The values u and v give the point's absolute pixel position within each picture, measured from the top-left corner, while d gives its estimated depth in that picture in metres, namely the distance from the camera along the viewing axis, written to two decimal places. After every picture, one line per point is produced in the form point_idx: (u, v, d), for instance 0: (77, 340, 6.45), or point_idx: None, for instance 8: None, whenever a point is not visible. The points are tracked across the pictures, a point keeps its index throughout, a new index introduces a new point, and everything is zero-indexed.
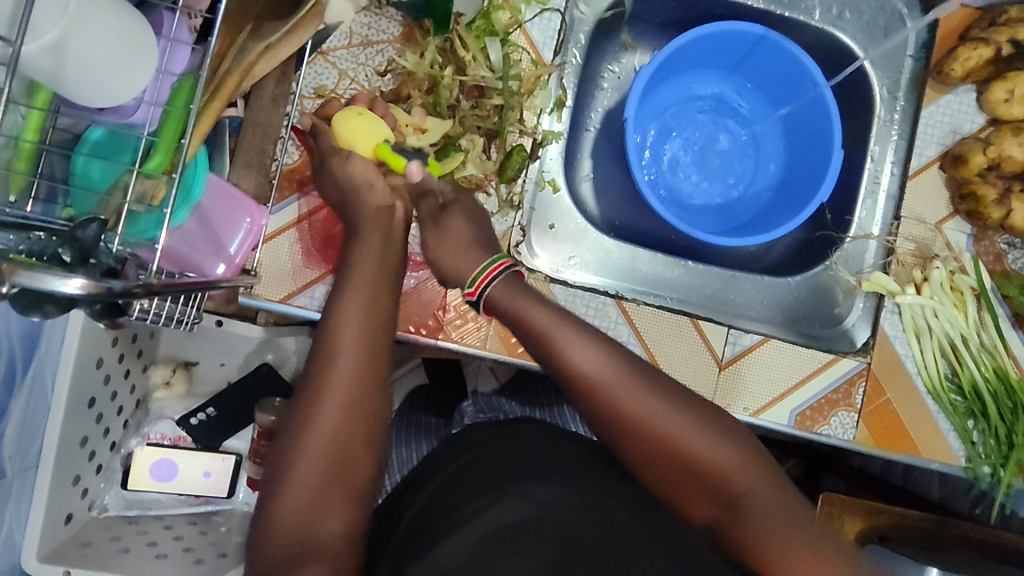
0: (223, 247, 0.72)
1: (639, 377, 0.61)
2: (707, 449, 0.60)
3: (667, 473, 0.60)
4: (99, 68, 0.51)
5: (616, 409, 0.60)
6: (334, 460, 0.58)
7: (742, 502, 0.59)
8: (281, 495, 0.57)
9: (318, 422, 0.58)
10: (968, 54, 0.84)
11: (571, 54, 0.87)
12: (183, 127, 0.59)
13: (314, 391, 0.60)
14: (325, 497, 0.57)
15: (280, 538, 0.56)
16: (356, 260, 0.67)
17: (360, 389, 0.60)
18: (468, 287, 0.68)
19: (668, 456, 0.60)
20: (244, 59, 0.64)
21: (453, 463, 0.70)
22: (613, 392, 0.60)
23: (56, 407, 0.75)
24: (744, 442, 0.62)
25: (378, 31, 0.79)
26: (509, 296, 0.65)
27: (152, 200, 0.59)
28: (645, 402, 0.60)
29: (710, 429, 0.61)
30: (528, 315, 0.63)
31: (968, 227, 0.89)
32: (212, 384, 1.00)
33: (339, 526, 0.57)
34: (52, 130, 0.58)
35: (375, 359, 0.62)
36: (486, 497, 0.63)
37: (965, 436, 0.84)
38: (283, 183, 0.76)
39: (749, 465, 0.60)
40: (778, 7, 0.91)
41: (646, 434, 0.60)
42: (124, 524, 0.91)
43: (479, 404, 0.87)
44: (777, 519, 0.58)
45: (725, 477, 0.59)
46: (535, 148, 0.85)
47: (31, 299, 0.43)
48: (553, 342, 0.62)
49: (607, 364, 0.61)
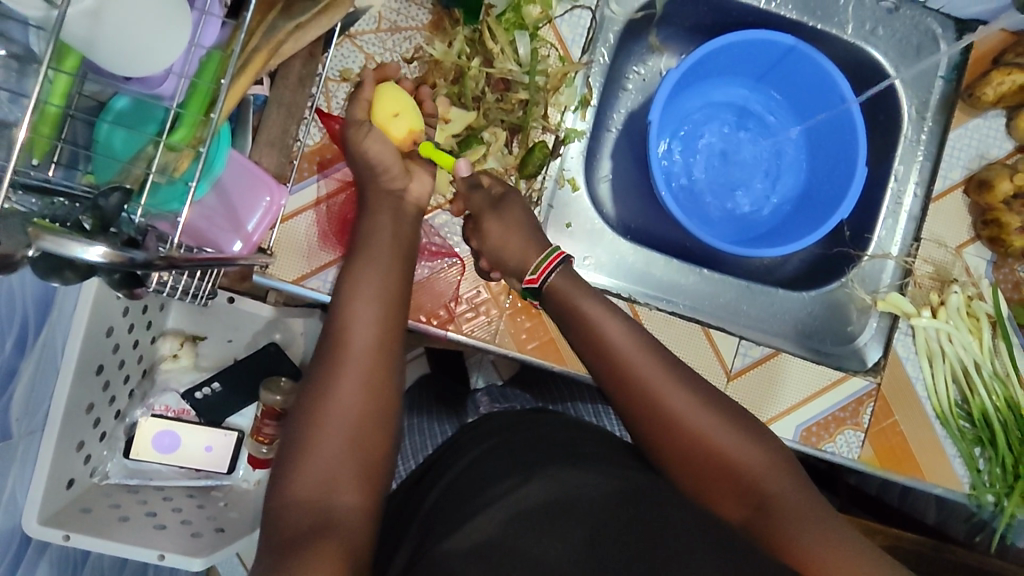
0: (241, 225, 0.72)
1: (672, 373, 0.65)
2: (733, 444, 0.63)
3: (693, 467, 0.63)
4: (133, 36, 0.50)
5: (646, 393, 0.64)
6: (353, 435, 0.59)
7: (770, 500, 0.61)
8: (302, 468, 0.57)
9: (336, 398, 0.59)
10: (1001, 79, 0.83)
11: (599, 53, 0.86)
12: (210, 101, 0.59)
13: (331, 368, 0.61)
14: (343, 472, 0.57)
15: (299, 511, 0.55)
16: (378, 245, 0.69)
17: (375, 367, 0.62)
18: (529, 274, 0.71)
19: (696, 447, 0.63)
20: (273, 37, 0.63)
21: (463, 458, 0.70)
22: (649, 382, 0.64)
23: (65, 371, 0.76)
24: (770, 446, 0.64)
25: (407, 18, 0.79)
26: (568, 286, 0.70)
27: (175, 172, 0.59)
28: (677, 391, 0.64)
29: (738, 429, 0.64)
30: (573, 299, 0.69)
31: (988, 253, 0.88)
32: (217, 359, 1.01)
33: (355, 502, 0.57)
34: (79, 96, 0.58)
35: (390, 341, 0.64)
36: (512, 480, 0.60)
37: (971, 463, 0.84)
38: (304, 164, 0.77)
39: (776, 466, 0.63)
40: (811, 19, 0.90)
41: (672, 423, 0.63)
42: (125, 493, 0.91)
43: (494, 396, 0.91)
44: (809, 518, 0.59)
45: (752, 475, 0.62)
46: (557, 146, 0.84)
47: (52, 265, 0.43)
48: (599, 328, 0.67)
49: (644, 355, 0.66)
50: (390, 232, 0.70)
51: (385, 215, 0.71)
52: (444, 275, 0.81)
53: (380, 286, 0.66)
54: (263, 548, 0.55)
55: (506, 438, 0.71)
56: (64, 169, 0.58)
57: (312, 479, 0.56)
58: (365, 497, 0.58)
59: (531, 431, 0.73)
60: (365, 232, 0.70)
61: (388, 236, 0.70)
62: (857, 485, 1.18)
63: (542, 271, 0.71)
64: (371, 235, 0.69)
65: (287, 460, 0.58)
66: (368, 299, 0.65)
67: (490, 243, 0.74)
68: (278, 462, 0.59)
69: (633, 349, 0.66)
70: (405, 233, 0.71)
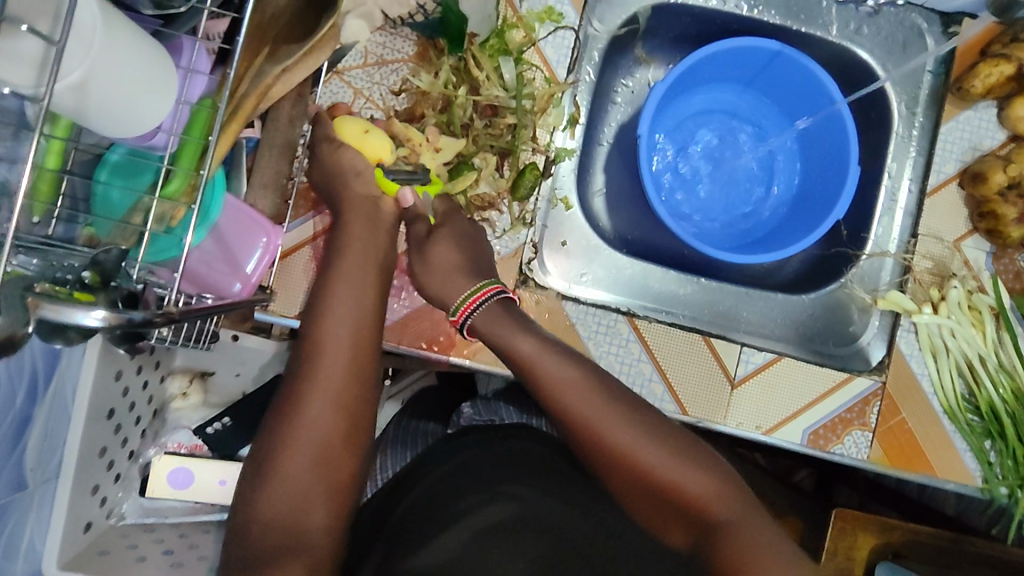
0: (240, 267, 0.72)
1: (615, 404, 0.66)
2: (680, 474, 0.63)
3: (638, 496, 0.65)
4: (123, 97, 0.48)
5: (593, 429, 0.65)
6: (326, 457, 0.61)
7: (720, 529, 0.61)
8: (274, 486, 0.60)
9: (302, 425, 0.61)
10: (988, 71, 0.82)
11: (584, 72, 0.87)
12: (200, 155, 0.59)
13: (304, 389, 0.62)
14: (315, 491, 0.60)
15: (271, 531, 0.59)
16: (345, 265, 0.70)
17: (348, 387, 0.63)
18: (452, 315, 0.73)
19: (641, 478, 0.64)
20: (261, 81, 0.64)
21: (441, 467, 0.75)
22: (591, 415, 0.65)
23: (76, 420, 0.76)
24: (720, 471, 0.65)
25: (393, 50, 0.80)
26: (489, 322, 0.70)
27: (172, 220, 0.60)
28: (616, 426, 0.65)
29: (685, 457, 0.65)
30: (500, 335, 0.69)
31: (988, 245, 0.88)
32: (226, 394, 1.04)
33: (325, 522, 0.60)
34: (76, 151, 0.59)
35: (364, 363, 0.66)
36: (481, 495, 0.68)
37: (981, 457, 0.83)
38: (299, 201, 0.80)
39: (725, 492, 0.63)
40: (795, 22, 0.90)
41: (618, 455, 0.64)
42: (141, 532, 0.92)
43: (477, 408, 0.92)
44: (754, 546, 0.60)
45: (701, 502, 0.63)
46: (548, 166, 0.85)
47: (53, 327, 0.44)
48: (538, 367, 0.67)
49: (586, 385, 0.66)
50: (378, 264, 0.71)
51: (379, 243, 0.72)
52: None
53: (353, 309, 0.67)
54: (236, 560, 0.59)
55: (509, 464, 0.73)
56: (64, 223, 0.58)
57: (277, 503, 0.59)
58: (334, 517, 0.61)
59: (533, 460, 0.75)
60: (336, 248, 0.71)
61: (369, 261, 0.70)
62: (875, 478, 1.19)
63: (463, 313, 0.71)
64: (348, 254, 0.70)
65: (261, 477, 0.60)
66: (339, 322, 0.66)
67: (474, 267, 0.74)
68: (251, 477, 0.61)
69: (574, 387, 0.66)
70: (382, 249, 0.72)
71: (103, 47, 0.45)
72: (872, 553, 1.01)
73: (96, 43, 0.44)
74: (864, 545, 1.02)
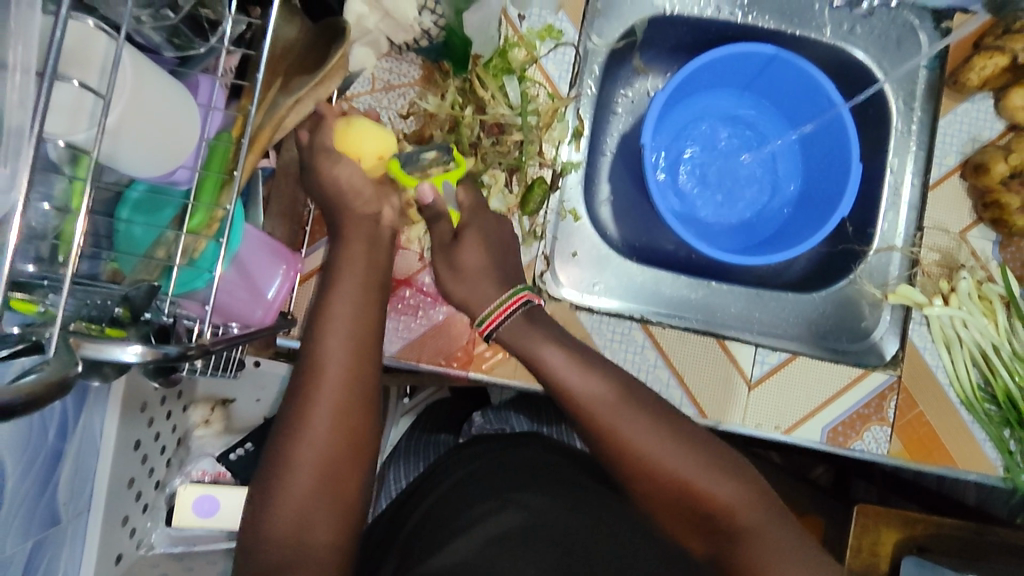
0: (261, 293, 0.73)
1: (636, 407, 0.65)
2: (704, 480, 0.63)
3: (660, 498, 0.64)
4: (150, 139, 0.50)
5: (614, 433, 0.64)
6: (322, 478, 0.61)
7: (743, 536, 0.62)
8: (273, 506, 0.60)
9: (304, 439, 0.61)
10: (983, 63, 0.83)
11: (586, 85, 0.89)
12: (220, 190, 0.61)
13: (302, 412, 0.62)
14: (314, 507, 0.60)
15: (273, 546, 0.58)
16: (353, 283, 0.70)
17: (351, 403, 0.63)
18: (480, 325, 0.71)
19: (668, 485, 0.63)
20: (275, 113, 0.66)
21: (461, 477, 0.77)
22: (613, 420, 0.64)
23: (104, 451, 0.77)
24: (743, 478, 0.65)
25: (399, 75, 0.82)
26: (517, 326, 0.70)
27: (193, 253, 0.61)
28: (644, 434, 0.64)
29: (708, 462, 0.64)
30: (531, 341, 0.68)
31: (994, 234, 0.89)
32: (247, 420, 1.04)
33: (329, 536, 0.60)
34: (98, 189, 0.59)
35: (361, 376, 0.65)
36: (493, 504, 0.68)
37: (1001, 446, 0.83)
38: (315, 228, 0.82)
39: (748, 499, 0.63)
40: (789, 26, 0.92)
41: (640, 460, 0.63)
42: (171, 561, 0.94)
43: (488, 417, 0.95)
44: (778, 549, 0.61)
45: (724, 509, 0.62)
46: (556, 178, 0.87)
47: (92, 364, 0.45)
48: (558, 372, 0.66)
49: (605, 389, 0.65)
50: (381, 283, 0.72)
51: None
52: (460, 319, 0.82)
53: (351, 322, 0.66)
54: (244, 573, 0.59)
55: (526, 472, 0.75)
56: (87, 260, 0.58)
57: (284, 519, 0.59)
58: (336, 533, 0.61)
59: (557, 471, 0.76)
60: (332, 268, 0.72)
61: None
62: (892, 472, 1.19)
63: (490, 324, 0.71)
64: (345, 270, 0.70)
65: (262, 495, 0.61)
66: (332, 340, 0.65)
67: None
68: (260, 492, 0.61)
69: (597, 395, 0.65)
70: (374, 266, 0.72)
71: (136, 91, 0.47)
72: (896, 546, 1.02)
73: (128, 87, 0.46)
74: (887, 539, 1.02)
